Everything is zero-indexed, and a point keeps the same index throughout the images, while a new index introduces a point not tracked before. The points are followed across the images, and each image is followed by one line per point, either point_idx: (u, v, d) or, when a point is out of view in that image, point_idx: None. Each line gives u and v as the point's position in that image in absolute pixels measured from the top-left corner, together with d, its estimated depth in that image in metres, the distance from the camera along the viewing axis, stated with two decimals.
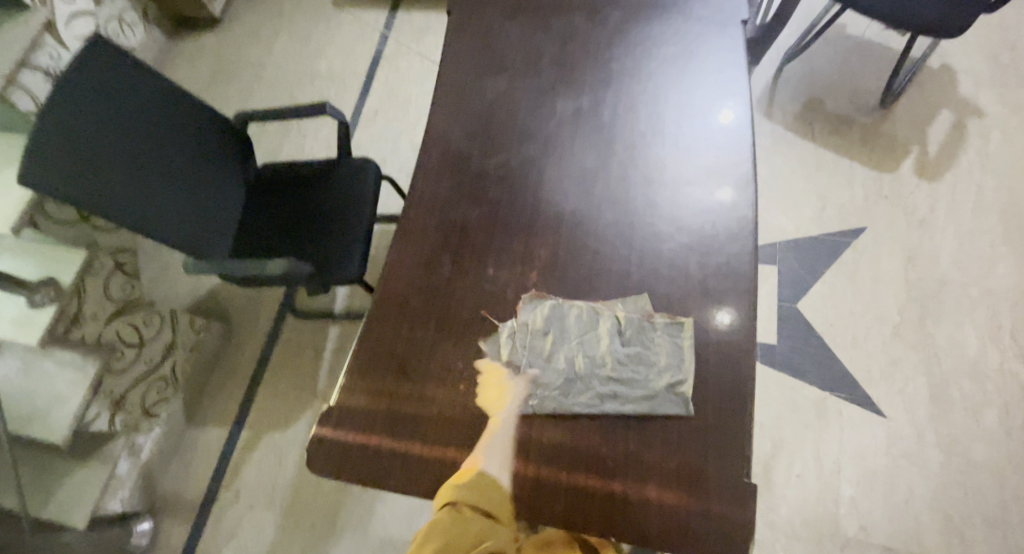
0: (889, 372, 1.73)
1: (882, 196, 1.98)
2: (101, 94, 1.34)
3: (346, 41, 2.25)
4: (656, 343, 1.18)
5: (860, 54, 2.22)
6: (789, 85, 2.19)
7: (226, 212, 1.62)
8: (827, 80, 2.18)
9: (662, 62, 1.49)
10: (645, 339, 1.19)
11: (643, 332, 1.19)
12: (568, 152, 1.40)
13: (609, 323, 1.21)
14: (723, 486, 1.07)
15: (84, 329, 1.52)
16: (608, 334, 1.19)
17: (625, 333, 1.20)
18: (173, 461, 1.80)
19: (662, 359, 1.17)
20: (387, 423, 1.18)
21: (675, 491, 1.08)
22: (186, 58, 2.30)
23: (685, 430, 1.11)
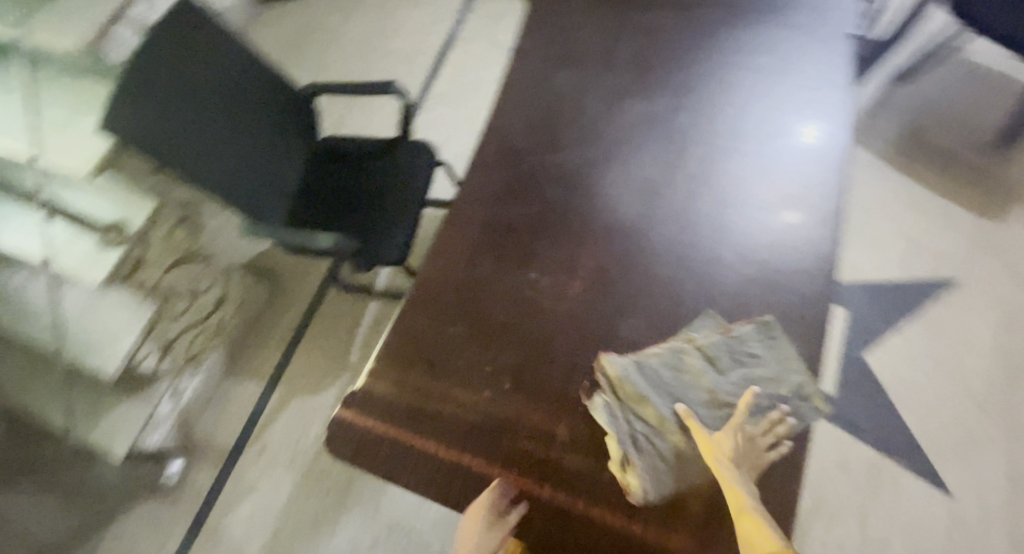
0: (960, 443, 1.55)
1: (982, 248, 1.77)
2: (186, 50, 1.36)
3: (423, 20, 2.23)
4: (759, 354, 1.10)
5: (977, 85, 2.01)
6: (892, 110, 1.99)
7: (283, 177, 1.62)
8: (935, 109, 1.98)
9: (753, 73, 1.37)
10: (741, 354, 1.10)
11: (736, 352, 1.10)
12: (635, 160, 1.32)
13: (697, 358, 1.10)
14: None
15: (147, 273, 1.56)
16: (701, 371, 1.10)
17: (718, 360, 1.10)
18: (209, 408, 1.85)
19: (770, 367, 1.10)
20: (407, 418, 1.14)
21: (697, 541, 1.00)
22: (268, 21, 2.33)
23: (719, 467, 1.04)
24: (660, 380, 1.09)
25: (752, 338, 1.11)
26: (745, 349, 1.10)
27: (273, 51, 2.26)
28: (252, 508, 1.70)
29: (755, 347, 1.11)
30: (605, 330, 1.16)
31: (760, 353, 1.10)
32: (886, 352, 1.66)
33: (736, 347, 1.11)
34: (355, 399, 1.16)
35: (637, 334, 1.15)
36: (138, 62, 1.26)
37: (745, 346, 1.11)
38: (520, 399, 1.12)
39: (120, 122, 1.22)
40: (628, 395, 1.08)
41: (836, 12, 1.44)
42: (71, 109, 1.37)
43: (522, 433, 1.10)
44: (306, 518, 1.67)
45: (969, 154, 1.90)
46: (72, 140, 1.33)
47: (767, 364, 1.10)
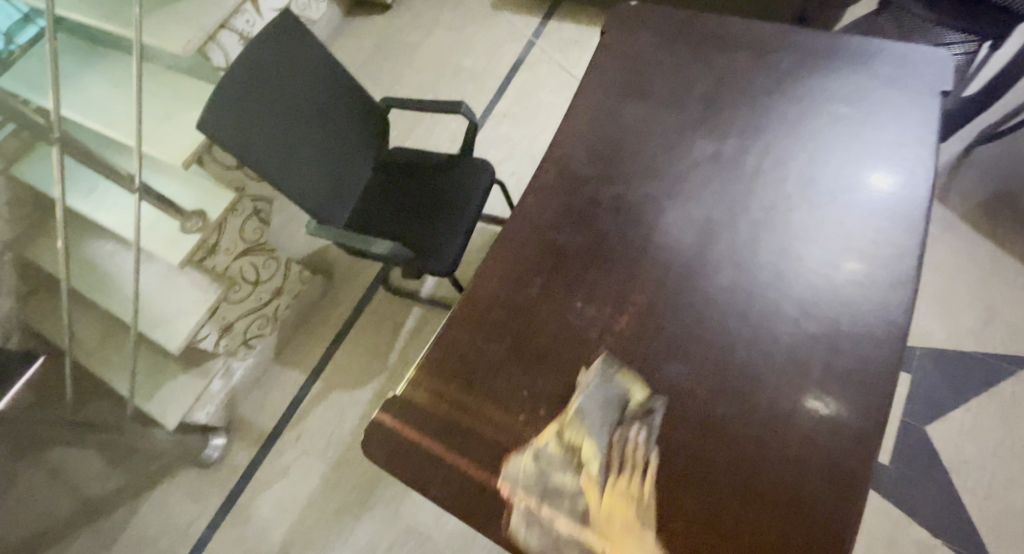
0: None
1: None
2: (278, 63, 1.47)
3: (498, 40, 2.28)
4: (637, 398, 1.13)
5: None
6: (980, 170, 1.86)
7: (352, 182, 1.70)
8: None
9: (830, 121, 1.33)
10: (594, 409, 1.13)
11: (595, 403, 1.13)
12: (697, 200, 1.30)
13: (578, 426, 1.12)
14: None
15: (216, 260, 1.64)
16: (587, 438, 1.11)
17: (593, 419, 1.12)
18: (255, 390, 1.92)
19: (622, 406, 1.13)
20: (442, 430, 1.17)
21: None
22: (354, 35, 2.45)
23: (754, 518, 1.03)
24: (554, 461, 1.11)
25: (606, 391, 1.14)
26: (596, 402, 1.13)
27: (355, 62, 2.38)
28: (282, 493, 1.75)
29: (602, 392, 1.14)
30: (650, 369, 1.16)
31: (612, 402, 1.13)
32: (950, 429, 1.53)
33: (594, 403, 1.13)
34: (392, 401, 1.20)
35: (681, 378, 1.14)
36: (235, 74, 1.37)
37: (600, 397, 1.14)
38: (554, 427, 1.13)
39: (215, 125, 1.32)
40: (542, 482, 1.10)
41: (929, 61, 1.36)
42: (172, 103, 1.50)
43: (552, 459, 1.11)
44: (329, 510, 1.71)
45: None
46: (169, 133, 1.44)
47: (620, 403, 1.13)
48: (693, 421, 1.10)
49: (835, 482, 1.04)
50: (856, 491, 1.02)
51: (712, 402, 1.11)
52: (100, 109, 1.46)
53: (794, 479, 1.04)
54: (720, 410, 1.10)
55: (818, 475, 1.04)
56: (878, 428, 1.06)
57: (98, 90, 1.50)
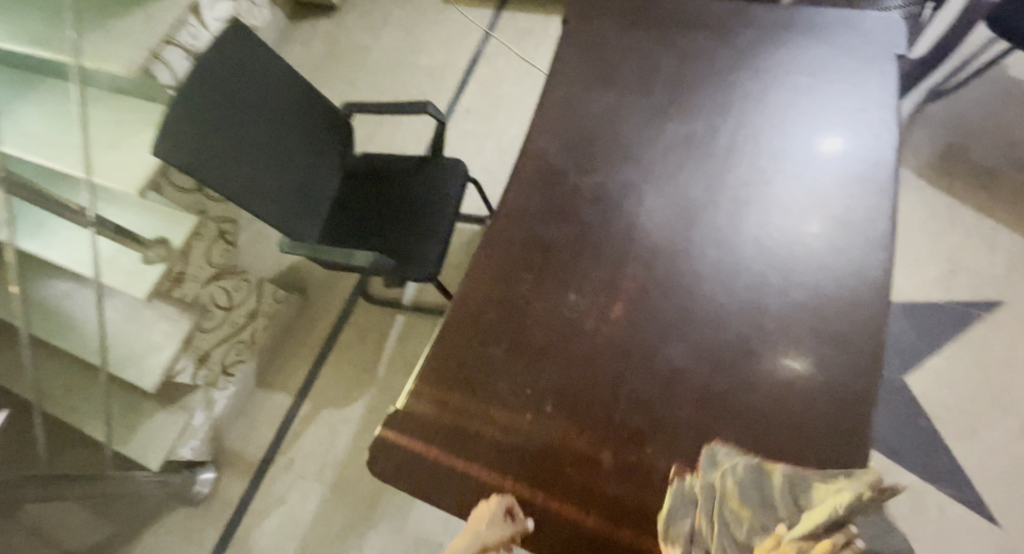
0: (1007, 472, 1.50)
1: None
2: (233, 77, 1.41)
3: (451, 35, 2.24)
4: None
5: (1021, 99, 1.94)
6: (929, 127, 1.94)
7: (319, 194, 1.64)
8: (976, 124, 1.92)
9: (794, 94, 1.36)
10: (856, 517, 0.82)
11: None
12: (675, 182, 1.31)
13: None
14: None
15: (185, 288, 1.56)
16: None
17: None
18: (240, 419, 1.86)
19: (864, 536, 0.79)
20: (447, 438, 1.15)
21: None
22: (300, 40, 2.37)
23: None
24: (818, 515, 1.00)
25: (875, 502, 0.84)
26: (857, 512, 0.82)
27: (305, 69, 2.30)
28: (282, 520, 1.70)
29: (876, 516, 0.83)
30: (650, 353, 1.17)
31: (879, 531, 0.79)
32: (927, 376, 1.61)
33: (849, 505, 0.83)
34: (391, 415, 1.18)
35: (681, 358, 1.16)
36: (187, 92, 1.30)
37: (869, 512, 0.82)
38: (561, 422, 1.13)
39: (170, 146, 1.25)
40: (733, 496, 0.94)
41: (880, 28, 1.41)
42: (120, 128, 1.41)
43: (561, 454, 1.11)
44: (334, 532, 1.67)
45: (1004, 179, 1.83)
46: (119, 159, 1.35)
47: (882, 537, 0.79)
48: (696, 399, 1.12)
49: (840, 442, 1.06)
50: (860, 447, 1.04)
51: (713, 378, 1.13)
52: (41, 142, 1.36)
53: (798, 448, 1.06)
54: (722, 385, 1.12)
55: (822, 442, 1.06)
56: (872, 385, 1.09)
57: (37, 123, 1.40)
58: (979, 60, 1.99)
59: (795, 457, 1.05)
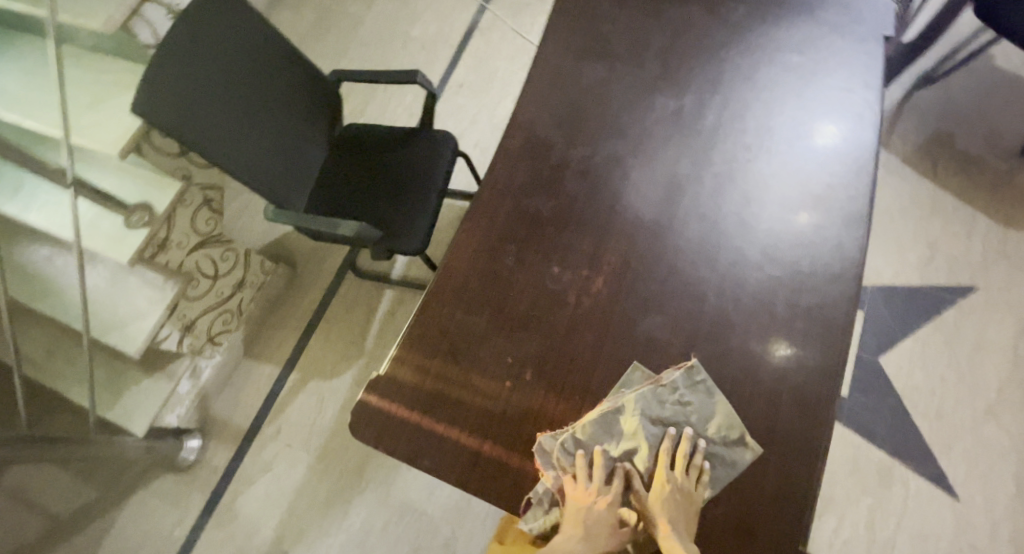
0: (973, 451, 1.55)
1: (1005, 269, 1.73)
2: (217, 36, 1.39)
3: (446, 6, 2.20)
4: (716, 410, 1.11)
5: (1007, 89, 1.95)
6: (916, 114, 1.94)
7: (307, 163, 1.63)
8: (961, 113, 1.93)
9: (782, 73, 1.36)
10: (682, 416, 1.11)
11: (700, 423, 1.11)
12: (661, 157, 1.32)
13: (698, 401, 1.12)
14: (779, 488, 1.07)
15: (169, 254, 1.57)
16: (699, 414, 1.11)
17: (698, 417, 1.11)
18: (227, 387, 1.87)
19: (719, 421, 1.10)
20: (428, 402, 1.18)
21: (733, 527, 1.06)
22: (291, 6, 2.31)
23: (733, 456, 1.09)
24: (666, 414, 1.11)
25: (695, 398, 1.12)
26: (683, 407, 1.11)
27: (296, 36, 2.26)
28: (268, 487, 1.73)
29: (691, 398, 1.11)
30: (629, 325, 1.19)
31: (716, 422, 1.10)
32: (901, 356, 1.65)
33: (675, 408, 1.11)
34: (373, 381, 1.19)
35: (658, 330, 1.18)
36: (168, 53, 1.29)
37: (689, 404, 1.11)
38: (541, 390, 1.16)
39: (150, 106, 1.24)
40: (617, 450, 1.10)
41: (869, 10, 1.42)
42: (103, 89, 1.40)
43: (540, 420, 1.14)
44: (320, 497, 1.70)
45: (990, 168, 1.85)
46: (99, 120, 1.34)
47: (709, 423, 1.10)
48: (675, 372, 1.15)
49: (806, 410, 1.11)
50: (824, 412, 1.10)
51: (689, 350, 1.16)
52: (18, 101, 1.34)
53: (767, 414, 1.11)
54: (697, 357, 1.15)
55: (789, 410, 1.11)
56: (840, 358, 1.14)
57: (15, 83, 1.38)
58: (967, 49, 1.98)
59: (762, 418, 1.11)
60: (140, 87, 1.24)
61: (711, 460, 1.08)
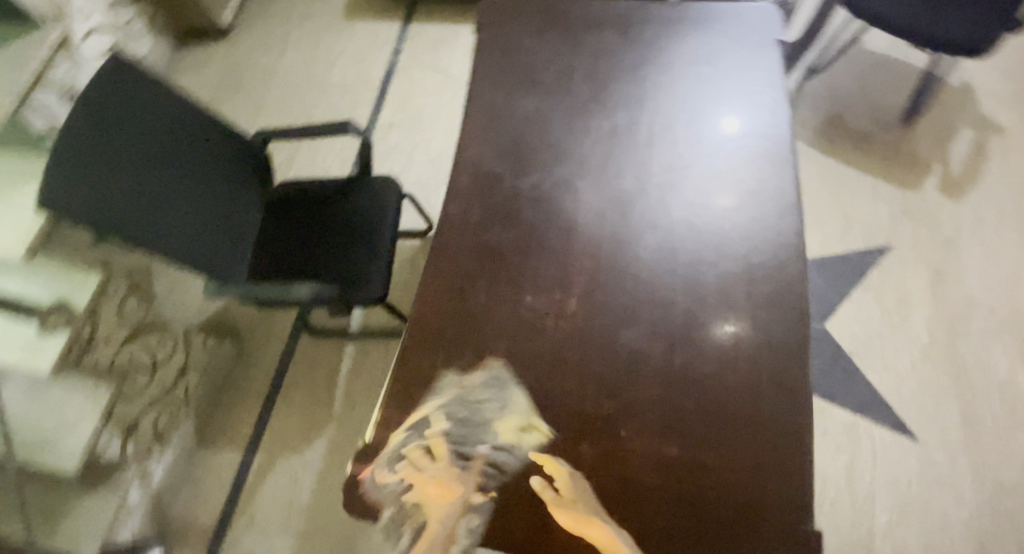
0: (927, 395, 1.50)
1: (900, 210, 1.72)
2: (129, 112, 1.28)
3: (360, 51, 2.17)
4: (512, 402, 1.13)
5: (900, 66, 1.92)
6: (809, 101, 1.90)
7: (242, 231, 1.54)
8: (851, 93, 1.90)
9: (698, 82, 1.44)
10: (478, 415, 1.13)
11: (501, 419, 1.12)
12: (605, 173, 1.34)
13: (494, 398, 1.14)
14: (782, 479, 1.04)
15: (96, 353, 1.46)
16: (495, 408, 1.13)
17: (493, 413, 1.12)
18: (183, 486, 1.70)
19: (513, 412, 1.12)
20: (423, 461, 1.09)
21: (738, 529, 1.01)
22: (193, 67, 2.21)
23: (731, 455, 1.07)
24: (471, 414, 1.13)
25: (492, 398, 1.14)
26: (480, 406, 1.13)
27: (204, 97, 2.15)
28: None
29: (486, 398, 1.14)
30: (608, 342, 1.18)
31: (505, 414, 1.12)
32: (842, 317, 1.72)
33: (471, 408, 1.13)
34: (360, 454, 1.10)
35: (638, 340, 1.18)
36: (79, 139, 1.18)
37: (488, 403, 1.13)
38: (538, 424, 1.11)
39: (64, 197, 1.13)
40: (434, 451, 1.10)
41: (760, 15, 1.53)
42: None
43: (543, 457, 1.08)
44: None
45: (886, 130, 1.83)
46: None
47: (503, 417, 1.12)
48: (663, 381, 1.14)
49: (788, 396, 1.11)
50: (799, 394, 1.11)
51: (670, 355, 1.16)
52: None
53: (756, 409, 1.10)
54: (677, 361, 1.15)
55: (775, 399, 1.10)
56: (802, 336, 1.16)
57: None
58: (842, 38, 1.98)
59: (754, 413, 1.10)
60: (48, 178, 1.12)
61: (505, 450, 1.10)
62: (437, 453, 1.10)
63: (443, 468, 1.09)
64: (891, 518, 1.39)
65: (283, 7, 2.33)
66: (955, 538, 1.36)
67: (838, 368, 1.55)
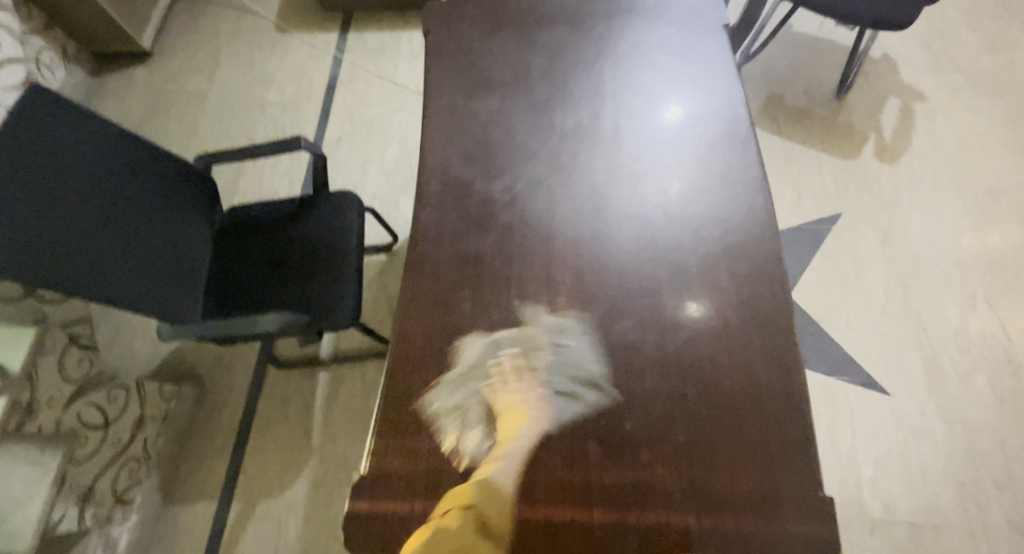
0: (893, 350, 1.58)
1: (843, 178, 1.81)
2: (55, 151, 1.13)
3: (296, 65, 2.07)
4: (589, 349, 1.09)
5: (828, 44, 2.02)
6: (751, 82, 1.98)
7: (195, 265, 1.41)
8: (787, 73, 1.99)
9: (657, 66, 1.39)
10: (559, 359, 1.09)
11: (581, 367, 1.08)
12: (577, 166, 1.28)
13: (575, 340, 1.10)
14: (788, 453, 1.00)
15: (40, 418, 1.27)
16: (577, 351, 1.09)
17: (574, 357, 1.09)
18: (151, 550, 1.56)
19: (592, 362, 1.08)
20: (425, 484, 1.00)
21: (750, 514, 0.97)
22: (114, 95, 2.06)
23: (738, 438, 1.01)
24: (552, 357, 1.09)
25: (573, 344, 1.10)
26: (562, 350, 1.10)
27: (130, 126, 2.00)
28: None
29: (568, 345, 1.10)
30: (601, 340, 1.10)
31: (582, 360, 1.08)
32: None
33: (554, 349, 1.10)
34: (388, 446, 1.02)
35: (632, 332, 1.11)
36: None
37: (567, 349, 1.10)
38: (540, 432, 1.03)
39: None
40: (512, 372, 1.08)
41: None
42: None
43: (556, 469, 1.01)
44: None
45: (824, 105, 1.92)
46: None
47: (580, 367, 1.08)
48: (662, 376, 1.07)
49: (784, 370, 1.06)
50: (794, 366, 1.06)
51: (664, 345, 1.09)
52: None
53: (756, 390, 1.05)
54: (674, 352, 1.09)
55: (772, 376, 1.06)
56: (785, 307, 1.11)
57: None
58: (771, 21, 2.08)
59: (758, 393, 1.05)
60: None
61: (571, 398, 1.05)
62: (514, 377, 1.07)
63: (525, 391, 1.06)
64: (875, 472, 1.46)
65: (206, 24, 2.19)
66: (934, 482, 1.43)
67: (808, 334, 1.61)
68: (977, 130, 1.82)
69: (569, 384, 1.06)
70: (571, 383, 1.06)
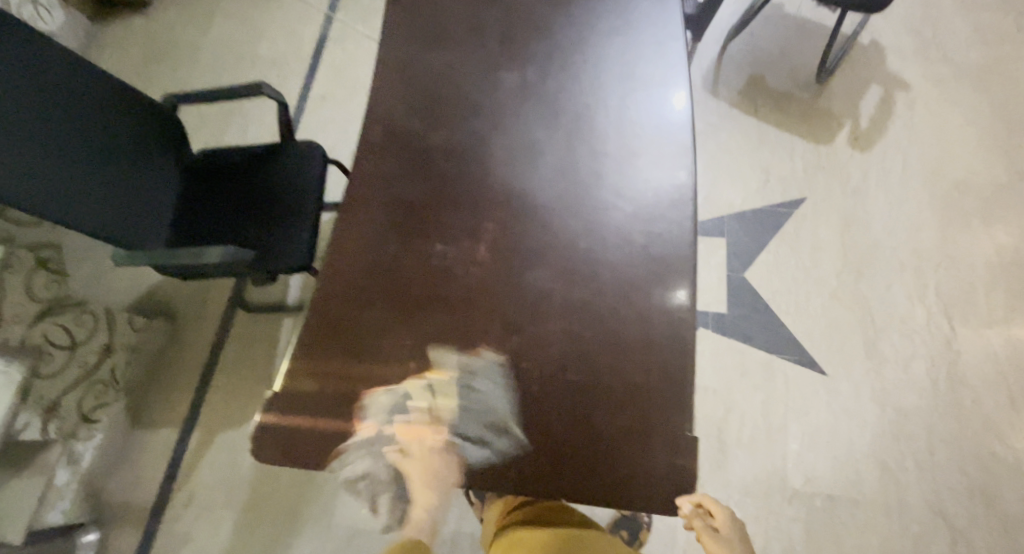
0: (838, 333, 1.59)
1: (813, 162, 1.80)
2: (24, 79, 1.22)
3: (288, 23, 2.15)
4: (488, 400, 1.07)
5: (813, 27, 2.00)
6: (730, 61, 1.97)
7: (158, 200, 1.49)
8: (769, 53, 1.97)
9: (612, 30, 1.39)
10: (470, 408, 1.07)
11: (495, 407, 1.06)
12: (516, 122, 1.31)
13: (486, 391, 1.08)
14: (666, 396, 1.06)
15: (7, 330, 1.40)
16: (488, 402, 1.07)
17: (480, 408, 1.07)
18: (118, 467, 1.70)
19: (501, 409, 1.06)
20: (334, 404, 1.08)
21: (624, 447, 1.04)
22: (115, 43, 2.16)
23: (622, 378, 1.08)
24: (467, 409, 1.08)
25: (479, 387, 1.08)
26: (474, 400, 1.08)
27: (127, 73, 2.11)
28: None
29: (482, 394, 1.08)
30: (511, 286, 1.15)
31: (499, 417, 1.06)
32: None
33: (467, 398, 1.08)
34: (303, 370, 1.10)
35: (543, 281, 1.15)
36: None
37: (479, 396, 1.08)
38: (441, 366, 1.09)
39: None
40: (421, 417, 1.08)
41: None
42: None
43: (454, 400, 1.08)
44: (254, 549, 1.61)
45: (802, 88, 1.91)
46: None
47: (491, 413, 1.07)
48: (561, 324, 1.12)
49: (676, 323, 1.11)
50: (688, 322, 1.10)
51: (570, 295, 1.14)
52: None
53: (648, 341, 1.10)
54: (577, 304, 1.13)
55: (665, 330, 1.10)
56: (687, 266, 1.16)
57: None
58: None
59: (653, 343, 1.10)
60: None
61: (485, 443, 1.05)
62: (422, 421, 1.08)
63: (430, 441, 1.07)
64: (801, 447, 1.49)
65: None
66: (858, 461, 1.47)
67: (755, 312, 1.63)
68: (956, 123, 1.80)
69: (485, 438, 1.06)
70: (485, 433, 1.06)
